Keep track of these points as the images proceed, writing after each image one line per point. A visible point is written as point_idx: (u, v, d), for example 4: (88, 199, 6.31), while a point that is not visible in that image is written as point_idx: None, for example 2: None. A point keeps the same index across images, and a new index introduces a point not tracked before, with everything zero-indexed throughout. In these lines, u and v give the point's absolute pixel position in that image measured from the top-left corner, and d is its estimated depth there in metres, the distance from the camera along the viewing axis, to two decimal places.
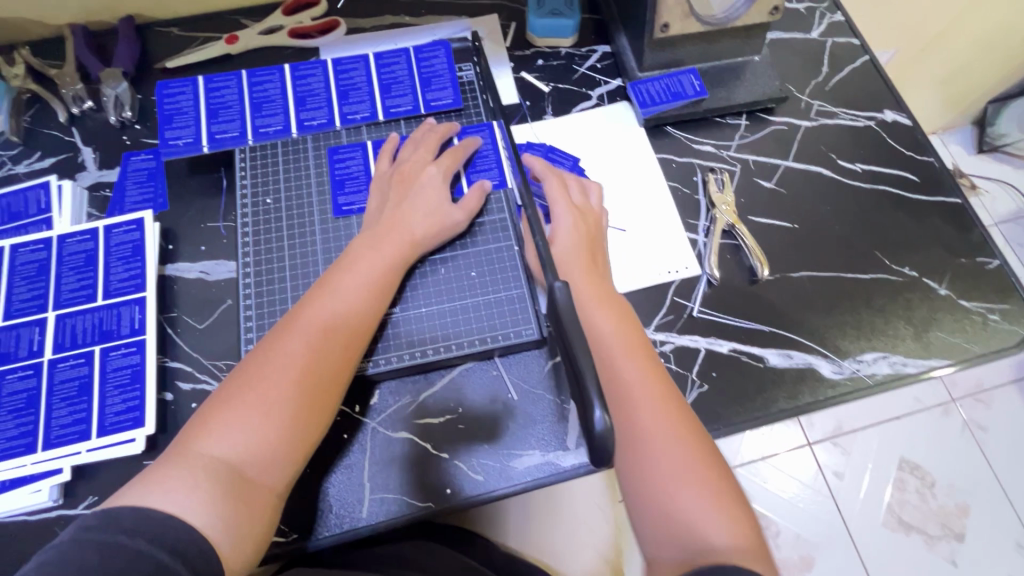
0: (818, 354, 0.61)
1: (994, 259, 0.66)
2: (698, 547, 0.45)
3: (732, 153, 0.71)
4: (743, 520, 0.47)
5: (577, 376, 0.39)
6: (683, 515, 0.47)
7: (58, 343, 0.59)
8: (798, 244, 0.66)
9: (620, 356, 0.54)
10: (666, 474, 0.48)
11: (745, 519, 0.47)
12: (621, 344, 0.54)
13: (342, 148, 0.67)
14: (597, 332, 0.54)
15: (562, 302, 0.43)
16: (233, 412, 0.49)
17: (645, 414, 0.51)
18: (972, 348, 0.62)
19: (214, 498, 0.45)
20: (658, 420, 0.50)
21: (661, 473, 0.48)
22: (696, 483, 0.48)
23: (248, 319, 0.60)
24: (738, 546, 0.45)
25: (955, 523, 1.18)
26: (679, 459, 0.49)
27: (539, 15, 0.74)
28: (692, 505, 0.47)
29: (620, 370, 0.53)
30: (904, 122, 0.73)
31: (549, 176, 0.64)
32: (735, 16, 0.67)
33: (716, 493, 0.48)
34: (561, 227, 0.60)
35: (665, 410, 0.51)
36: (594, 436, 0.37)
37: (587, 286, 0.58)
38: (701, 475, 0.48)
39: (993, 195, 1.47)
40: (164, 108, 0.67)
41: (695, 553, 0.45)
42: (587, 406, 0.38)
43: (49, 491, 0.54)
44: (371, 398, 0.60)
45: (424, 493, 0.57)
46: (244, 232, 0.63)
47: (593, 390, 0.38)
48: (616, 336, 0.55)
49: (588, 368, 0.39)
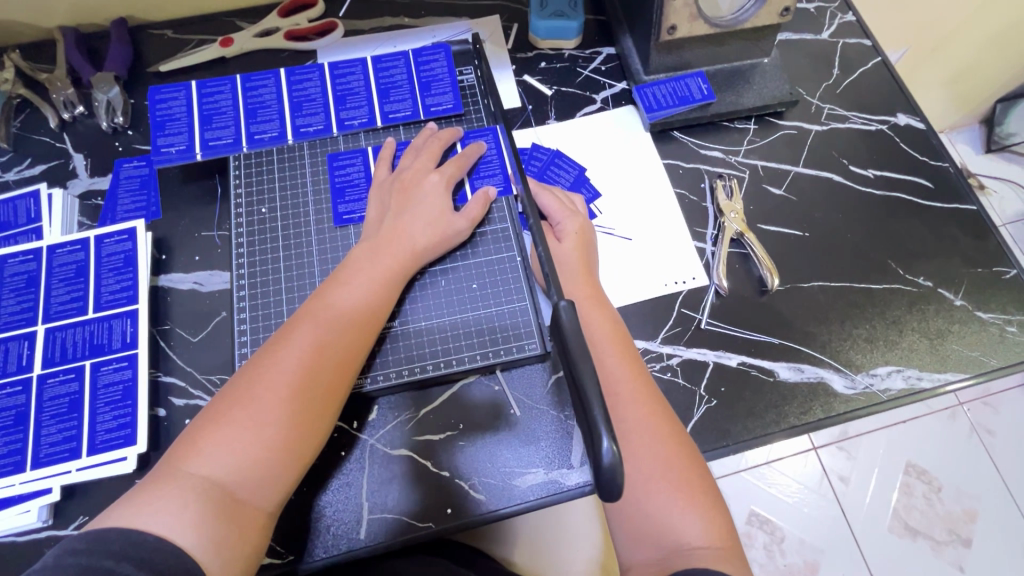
0: (830, 367, 0.60)
1: (1012, 268, 0.64)
2: (670, 545, 0.45)
3: (741, 158, 0.69)
4: (719, 521, 0.47)
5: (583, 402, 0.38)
6: (656, 512, 0.47)
7: (47, 358, 0.57)
8: (809, 253, 0.64)
9: (604, 351, 0.53)
10: (643, 472, 0.48)
11: (722, 521, 0.47)
12: (606, 340, 0.54)
13: (341, 155, 0.65)
14: (592, 330, 0.54)
15: (567, 322, 0.42)
16: (225, 430, 0.47)
17: (627, 410, 0.50)
18: (989, 361, 0.60)
19: (204, 521, 0.43)
20: (640, 416, 0.50)
21: (638, 470, 0.48)
22: (673, 482, 0.48)
23: (242, 332, 0.58)
24: (710, 546, 0.45)
25: (963, 529, 1.16)
26: (658, 458, 0.48)
27: (542, 16, 0.72)
28: (665, 503, 0.47)
29: (604, 364, 0.52)
30: (917, 126, 0.71)
31: (542, 192, 0.63)
32: (744, 18, 0.65)
33: (692, 491, 0.47)
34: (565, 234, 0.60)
35: (647, 406, 0.51)
36: (600, 468, 0.36)
37: (581, 290, 0.57)
38: (678, 474, 0.48)
39: (1001, 194, 1.44)
40: (156, 114, 0.66)
41: (669, 552, 0.45)
42: (593, 436, 0.37)
43: (38, 512, 0.53)
44: (369, 414, 0.58)
45: (423, 513, 0.55)
46: (238, 242, 0.62)
47: (599, 418, 0.37)
48: (602, 332, 0.54)
49: (594, 396, 0.38)
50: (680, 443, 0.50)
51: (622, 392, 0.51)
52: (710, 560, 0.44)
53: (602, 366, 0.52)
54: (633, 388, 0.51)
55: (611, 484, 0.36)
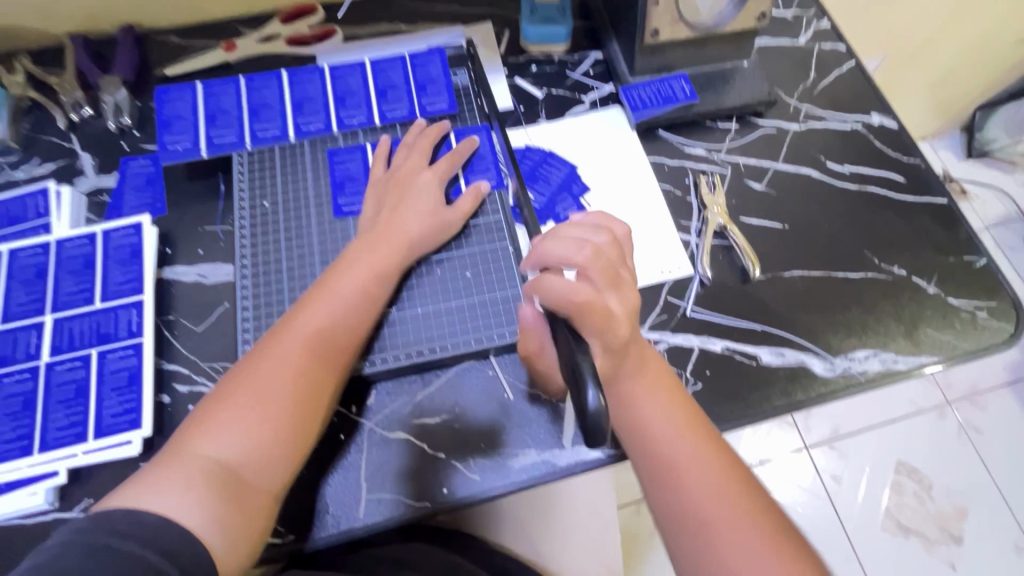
0: (810, 352, 0.62)
1: (981, 257, 0.67)
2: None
3: (723, 156, 0.72)
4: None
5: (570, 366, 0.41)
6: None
7: (55, 346, 0.59)
8: (789, 245, 0.67)
9: (661, 430, 0.50)
10: (733, 558, 0.45)
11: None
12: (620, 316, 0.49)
13: (341, 151, 0.68)
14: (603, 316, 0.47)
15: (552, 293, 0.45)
16: (228, 414, 0.49)
17: (698, 491, 0.47)
18: (961, 345, 0.63)
19: (208, 499, 0.45)
20: (717, 501, 0.47)
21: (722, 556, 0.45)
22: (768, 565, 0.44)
23: (245, 319, 0.60)
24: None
25: (953, 526, 1.19)
26: (744, 539, 0.45)
27: (532, 23, 0.76)
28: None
29: (663, 441, 0.49)
30: (891, 125, 0.75)
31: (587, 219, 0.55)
32: (723, 22, 0.68)
33: (796, 572, 0.44)
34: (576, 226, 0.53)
35: (725, 490, 0.47)
36: (587, 415, 0.39)
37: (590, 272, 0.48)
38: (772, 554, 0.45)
39: (983, 198, 1.48)
40: (163, 113, 0.68)
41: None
42: (581, 386, 0.40)
43: (45, 494, 0.54)
44: (367, 398, 0.60)
45: (420, 494, 0.57)
46: (241, 235, 0.64)
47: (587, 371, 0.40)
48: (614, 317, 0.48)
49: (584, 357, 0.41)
50: (665, 387, 0.52)
51: (692, 471, 0.48)
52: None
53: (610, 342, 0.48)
54: (695, 459, 0.48)
55: (595, 431, 0.39)
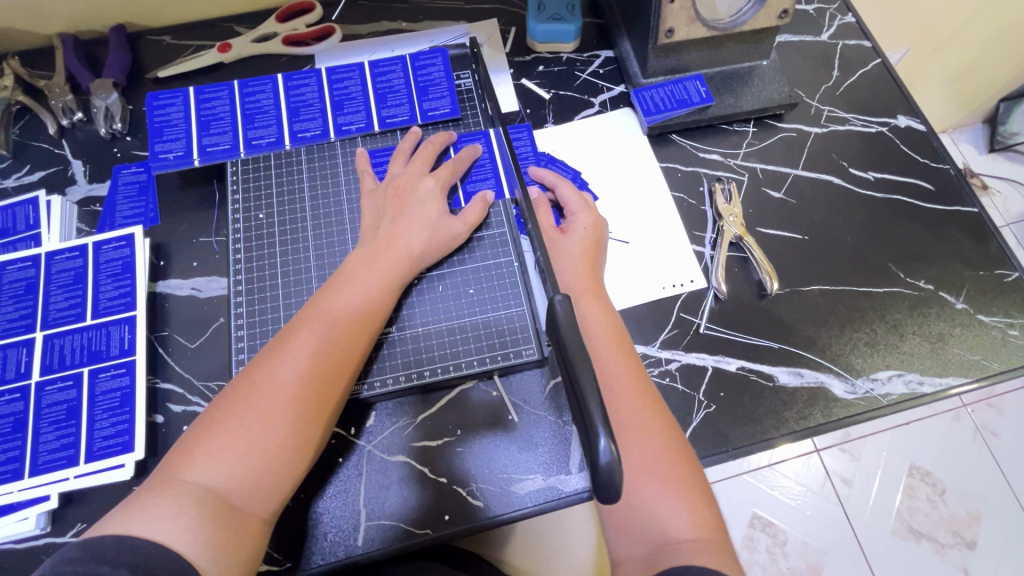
0: (829, 372, 0.59)
1: (1014, 271, 0.64)
2: (651, 538, 0.46)
3: (740, 161, 0.69)
4: (701, 514, 0.47)
5: (579, 399, 0.37)
6: (640, 505, 0.47)
7: (46, 364, 0.57)
8: (808, 257, 0.64)
9: (599, 343, 0.53)
10: (635, 466, 0.48)
11: (706, 514, 0.47)
12: (578, 255, 0.59)
13: (379, 151, 0.65)
14: (563, 259, 0.59)
15: (562, 315, 0.42)
16: (221, 438, 0.45)
17: (623, 403, 0.50)
18: (991, 365, 0.60)
19: (202, 525, 0.42)
20: (637, 419, 0.49)
21: (629, 460, 0.48)
22: (660, 476, 0.47)
23: (240, 338, 0.58)
24: (692, 538, 0.45)
25: (967, 531, 1.12)
26: (648, 452, 0.48)
27: (539, 20, 0.72)
28: (647, 495, 0.47)
29: (600, 358, 0.52)
30: (917, 127, 0.71)
31: (563, 184, 0.63)
32: (742, 21, 0.64)
33: (687, 495, 0.47)
34: (579, 222, 0.61)
35: (645, 410, 0.50)
36: (599, 468, 0.35)
37: (581, 245, 0.60)
38: (666, 467, 0.48)
39: (1005, 194, 1.43)
40: (155, 120, 0.66)
41: (651, 546, 0.45)
42: (591, 433, 0.36)
43: (36, 519, 0.52)
44: (366, 420, 0.58)
45: (421, 519, 0.55)
46: (236, 247, 0.62)
47: (597, 415, 0.36)
48: (570, 264, 0.58)
49: (591, 393, 0.37)
50: (605, 306, 0.56)
51: (620, 387, 0.51)
52: (692, 554, 0.44)
53: (562, 272, 0.58)
54: (621, 363, 0.52)
55: (609, 486, 0.35)
